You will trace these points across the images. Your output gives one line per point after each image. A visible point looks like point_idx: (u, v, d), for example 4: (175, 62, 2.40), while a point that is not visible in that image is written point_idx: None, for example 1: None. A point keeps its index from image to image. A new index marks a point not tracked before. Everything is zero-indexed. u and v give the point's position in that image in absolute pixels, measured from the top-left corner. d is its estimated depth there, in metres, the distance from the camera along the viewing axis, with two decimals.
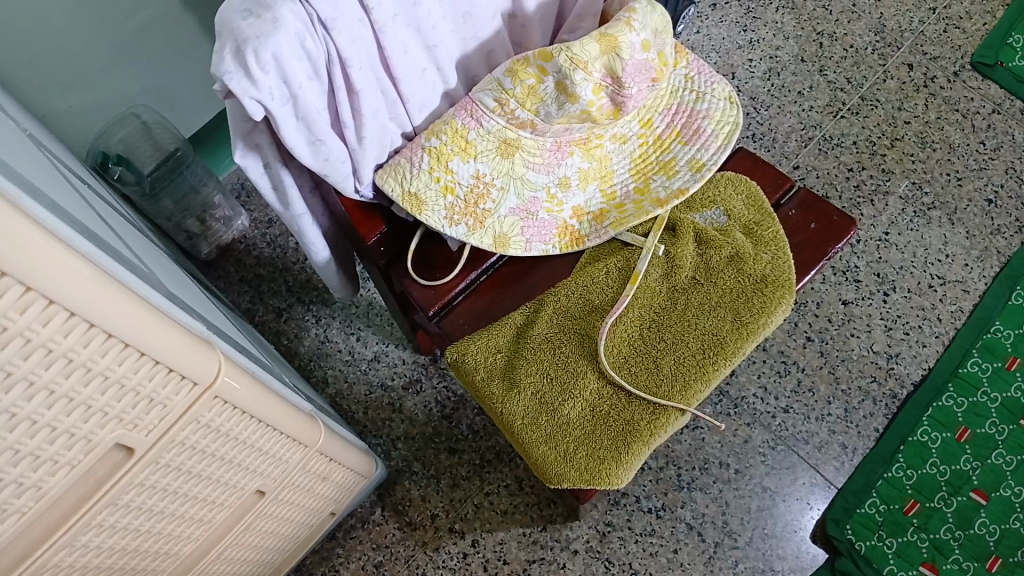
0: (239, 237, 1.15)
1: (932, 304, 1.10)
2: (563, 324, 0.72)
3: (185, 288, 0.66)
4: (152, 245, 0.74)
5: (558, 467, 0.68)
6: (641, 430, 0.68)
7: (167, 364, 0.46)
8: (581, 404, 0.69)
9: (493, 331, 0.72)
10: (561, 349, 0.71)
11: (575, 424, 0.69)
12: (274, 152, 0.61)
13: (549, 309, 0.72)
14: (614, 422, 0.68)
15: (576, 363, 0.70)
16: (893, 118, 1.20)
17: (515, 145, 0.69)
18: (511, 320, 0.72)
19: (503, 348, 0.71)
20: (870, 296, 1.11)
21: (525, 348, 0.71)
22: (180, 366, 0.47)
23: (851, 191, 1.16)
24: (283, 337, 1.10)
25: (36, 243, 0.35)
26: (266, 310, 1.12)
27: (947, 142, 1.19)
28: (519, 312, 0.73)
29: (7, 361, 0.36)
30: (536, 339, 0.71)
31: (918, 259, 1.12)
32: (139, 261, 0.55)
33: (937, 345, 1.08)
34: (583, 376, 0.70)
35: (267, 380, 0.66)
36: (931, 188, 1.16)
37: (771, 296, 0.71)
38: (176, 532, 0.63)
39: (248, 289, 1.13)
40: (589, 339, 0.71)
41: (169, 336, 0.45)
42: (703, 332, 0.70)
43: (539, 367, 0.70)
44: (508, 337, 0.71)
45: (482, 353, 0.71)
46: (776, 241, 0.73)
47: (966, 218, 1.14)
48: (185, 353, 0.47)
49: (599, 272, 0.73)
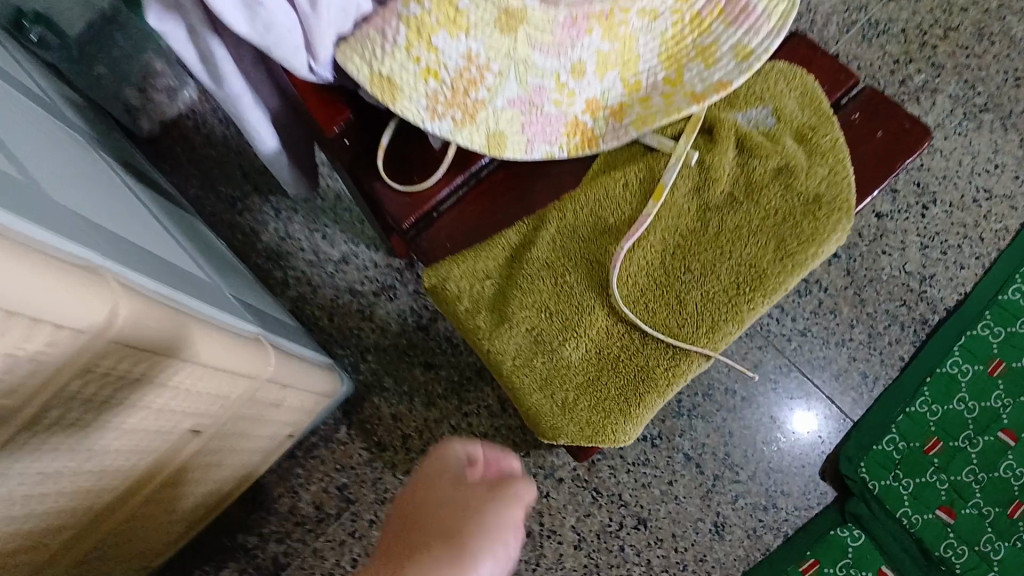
0: (186, 111, 0.98)
1: (975, 222, 0.97)
2: (568, 246, 0.60)
3: (93, 192, 0.53)
4: (59, 134, 0.61)
5: (554, 419, 0.59)
6: (656, 378, 0.58)
7: (30, 314, 0.33)
8: (585, 346, 0.59)
9: (483, 251, 0.61)
10: (565, 277, 0.60)
11: (578, 369, 0.59)
12: (201, 13, 0.47)
13: (553, 226, 0.60)
14: (624, 368, 0.59)
15: (582, 295, 0.59)
16: (949, 4, 1.03)
17: (519, 18, 0.52)
18: (506, 239, 0.61)
19: (496, 272, 0.60)
20: (907, 209, 0.98)
21: (521, 274, 0.60)
22: (60, 316, 0.35)
23: (895, 87, 1.01)
24: (238, 231, 0.96)
25: None
26: (217, 199, 0.96)
27: (1007, 35, 1.03)
28: (516, 228, 0.61)
29: None
30: (535, 265, 0.60)
31: (963, 168, 0.99)
32: (8, 161, 0.41)
33: (976, 268, 0.97)
34: (589, 312, 0.59)
35: (198, 308, 0.52)
36: (984, 88, 1.01)
37: (824, 221, 0.58)
38: (85, 489, 0.51)
39: (196, 174, 0.97)
40: (599, 265, 0.59)
41: (38, 277, 0.33)
42: (739, 263, 0.58)
43: (538, 299, 0.59)
44: (502, 259, 0.61)
45: (469, 279, 0.60)
46: (834, 151, 0.59)
47: (1021, 124, 1.00)
48: (59, 296, 0.34)
49: (615, 183, 0.60)
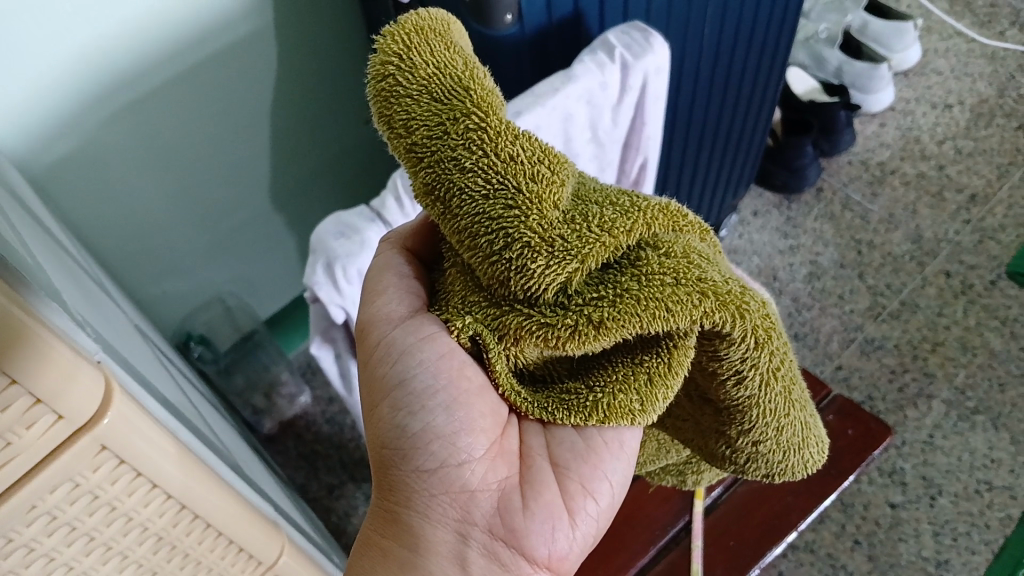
0: (301, 413, 1.21)
1: (980, 511, 1.08)
2: (540, 207, 0.39)
3: (258, 472, 0.72)
4: (227, 424, 0.83)
5: (497, 330, 0.43)
6: (720, 400, 0.50)
7: (229, 536, 0.47)
8: (499, 373, 0.44)
9: (388, 115, 0.42)
10: (535, 266, 0.39)
11: (530, 381, 0.46)
12: (346, 345, 0.72)
13: (564, 182, 0.40)
14: (569, 411, 0.44)
15: (551, 305, 0.41)
16: (933, 322, 1.24)
17: None
18: (472, 97, 0.41)
19: (401, 162, 0.42)
20: (917, 499, 1.10)
21: (436, 168, 0.41)
22: (251, 547, 0.49)
23: (895, 393, 1.19)
24: (334, 514, 1.13)
25: (141, 427, 0.37)
26: (319, 486, 1.15)
27: (988, 347, 1.21)
28: (477, 136, 0.40)
29: (92, 528, 0.37)
30: (474, 203, 0.40)
31: (964, 462, 1.12)
32: (213, 437, 0.59)
33: (987, 553, 1.05)
34: (539, 328, 0.41)
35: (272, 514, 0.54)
36: (974, 393, 1.17)
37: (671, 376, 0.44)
38: None
39: (304, 465, 1.17)
40: (695, 292, 0.41)
41: (244, 517, 0.47)
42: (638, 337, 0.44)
43: (679, 449, 0.64)
44: (423, 141, 0.41)
45: (426, 97, 0.41)
46: (782, 372, 0.48)
47: (1010, 423, 1.14)
48: (250, 530, 0.48)
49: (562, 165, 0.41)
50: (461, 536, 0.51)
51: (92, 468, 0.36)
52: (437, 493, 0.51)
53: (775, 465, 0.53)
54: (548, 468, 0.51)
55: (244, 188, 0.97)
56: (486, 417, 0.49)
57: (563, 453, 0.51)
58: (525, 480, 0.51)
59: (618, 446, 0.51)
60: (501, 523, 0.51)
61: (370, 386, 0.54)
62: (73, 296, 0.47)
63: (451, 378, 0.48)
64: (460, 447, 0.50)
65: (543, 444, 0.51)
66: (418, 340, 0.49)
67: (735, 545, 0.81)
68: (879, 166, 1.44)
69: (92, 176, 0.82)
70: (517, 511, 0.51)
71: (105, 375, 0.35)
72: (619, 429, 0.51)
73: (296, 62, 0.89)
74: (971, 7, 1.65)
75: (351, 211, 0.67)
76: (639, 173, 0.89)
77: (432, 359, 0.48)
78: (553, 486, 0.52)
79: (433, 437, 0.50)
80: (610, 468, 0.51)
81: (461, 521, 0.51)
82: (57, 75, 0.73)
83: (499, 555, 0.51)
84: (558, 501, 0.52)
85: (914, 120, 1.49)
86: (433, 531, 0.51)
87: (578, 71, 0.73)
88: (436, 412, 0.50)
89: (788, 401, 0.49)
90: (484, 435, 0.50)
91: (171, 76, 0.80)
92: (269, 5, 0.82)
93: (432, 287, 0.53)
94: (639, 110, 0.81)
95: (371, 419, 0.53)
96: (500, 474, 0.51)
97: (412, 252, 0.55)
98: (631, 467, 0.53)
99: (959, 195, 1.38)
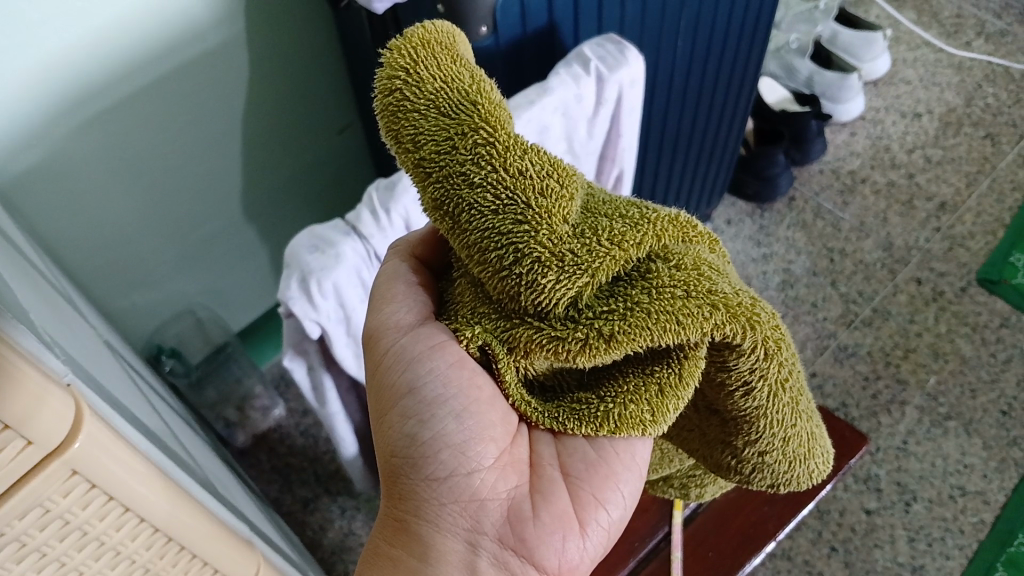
0: (275, 426, 1.20)
1: (953, 515, 1.09)
2: (549, 222, 0.39)
3: (231, 489, 0.71)
4: (198, 438, 0.81)
5: (507, 345, 0.42)
6: (727, 410, 0.49)
7: (204, 558, 0.46)
8: (509, 383, 0.43)
9: (396, 129, 0.41)
10: (544, 281, 0.38)
11: (540, 390, 0.46)
12: (319, 358, 0.71)
13: (572, 196, 0.40)
14: (580, 421, 0.44)
15: (562, 319, 0.40)
16: (905, 329, 1.26)
17: None
18: (479, 111, 0.40)
19: (407, 176, 0.42)
20: (891, 505, 1.11)
21: (444, 183, 0.40)
22: (227, 569, 0.48)
23: (868, 400, 1.19)
24: (308, 528, 1.12)
25: (111, 447, 0.36)
26: (292, 499, 1.14)
27: (958, 353, 1.23)
28: (486, 151, 0.39)
29: (61, 554, 0.36)
30: (482, 218, 0.39)
31: (937, 468, 1.13)
32: (187, 455, 0.58)
33: (961, 557, 1.06)
34: (550, 341, 0.40)
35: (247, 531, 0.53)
36: (946, 399, 1.19)
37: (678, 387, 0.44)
38: None
39: (277, 478, 1.16)
40: (705, 304, 0.41)
41: (217, 538, 0.46)
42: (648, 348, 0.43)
43: (683, 458, 0.64)
44: (431, 156, 0.40)
45: (435, 113, 0.40)
46: (792, 382, 0.48)
47: (981, 428, 1.16)
48: (224, 551, 0.47)
49: (573, 179, 0.41)
50: (472, 545, 0.50)
51: (63, 492, 0.35)
52: (446, 503, 0.50)
53: (782, 473, 0.52)
54: (558, 478, 0.50)
55: (215, 200, 0.95)
56: (496, 425, 0.49)
57: (574, 465, 0.50)
58: (535, 488, 0.51)
59: (631, 458, 0.51)
60: (512, 532, 0.50)
61: (376, 398, 0.54)
62: (39, 313, 0.46)
63: (462, 387, 0.48)
64: (470, 456, 0.49)
65: (554, 454, 0.50)
66: (428, 348, 0.49)
67: (713, 555, 0.81)
68: (849, 175, 1.45)
69: (60, 188, 0.80)
70: (529, 520, 0.50)
71: (75, 398, 0.34)
72: (630, 442, 0.50)
73: (267, 71, 0.88)
74: (938, 17, 1.67)
75: (326, 225, 0.66)
76: (614, 184, 0.89)
77: (442, 367, 0.48)
78: (564, 495, 0.51)
79: (444, 446, 0.50)
80: (623, 481, 0.51)
81: (472, 530, 0.50)
82: (22, 87, 0.71)
83: (510, 564, 0.50)
84: (569, 510, 0.51)
85: (883, 129, 1.51)
86: (443, 539, 0.50)
87: (553, 83, 0.73)
88: (446, 420, 0.49)
89: (797, 411, 0.49)
90: (494, 444, 0.49)
91: (140, 87, 0.79)
92: (240, 12, 0.81)
93: (439, 297, 0.52)
94: (614, 123, 0.81)
95: (378, 429, 0.53)
96: (511, 483, 0.50)
97: (421, 262, 0.54)
98: (642, 479, 0.52)
99: (929, 203, 1.40)
